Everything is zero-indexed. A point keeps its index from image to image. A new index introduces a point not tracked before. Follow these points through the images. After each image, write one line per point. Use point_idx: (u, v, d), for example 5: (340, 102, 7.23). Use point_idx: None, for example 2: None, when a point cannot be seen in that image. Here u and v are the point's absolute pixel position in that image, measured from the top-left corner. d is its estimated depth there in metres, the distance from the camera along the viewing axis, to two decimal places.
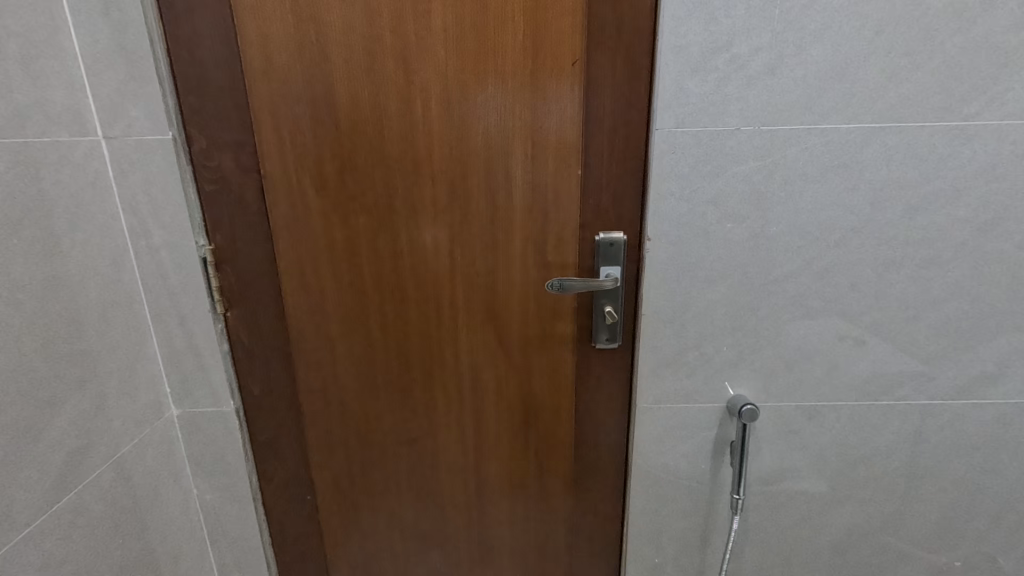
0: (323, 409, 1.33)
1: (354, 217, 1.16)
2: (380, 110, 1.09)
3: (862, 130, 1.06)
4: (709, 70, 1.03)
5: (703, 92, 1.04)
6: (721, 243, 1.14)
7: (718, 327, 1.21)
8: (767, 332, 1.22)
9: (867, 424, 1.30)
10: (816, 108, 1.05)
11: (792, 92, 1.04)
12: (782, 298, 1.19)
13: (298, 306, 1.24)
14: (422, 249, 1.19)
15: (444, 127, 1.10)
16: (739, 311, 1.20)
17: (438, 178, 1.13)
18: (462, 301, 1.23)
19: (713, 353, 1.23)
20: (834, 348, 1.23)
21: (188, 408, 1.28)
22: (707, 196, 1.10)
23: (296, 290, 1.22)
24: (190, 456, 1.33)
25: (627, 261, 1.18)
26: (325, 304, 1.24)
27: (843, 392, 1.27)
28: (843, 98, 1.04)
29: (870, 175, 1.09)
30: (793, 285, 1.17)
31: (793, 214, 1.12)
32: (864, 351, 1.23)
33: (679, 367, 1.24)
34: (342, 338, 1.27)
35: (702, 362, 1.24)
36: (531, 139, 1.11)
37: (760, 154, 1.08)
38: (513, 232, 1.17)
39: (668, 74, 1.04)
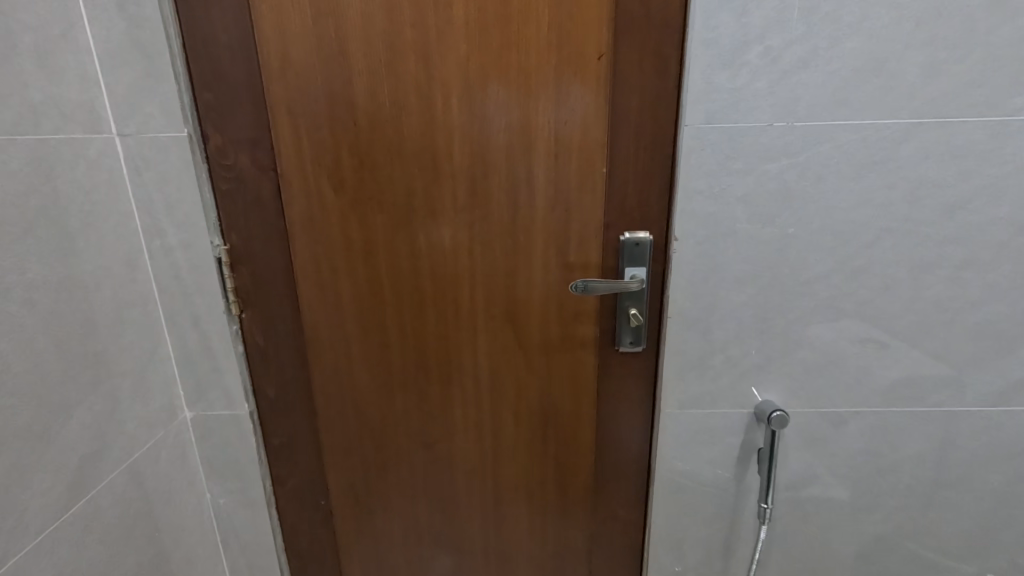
0: (339, 413, 1.30)
1: (372, 216, 1.13)
2: (399, 106, 1.06)
3: (901, 125, 1.02)
4: (740, 64, 1.00)
5: (734, 87, 1.01)
6: (751, 244, 1.10)
7: (746, 329, 1.17)
8: (796, 335, 1.18)
9: (899, 431, 1.25)
10: (853, 101, 1.01)
11: (827, 87, 1.00)
12: (813, 299, 1.14)
13: (313, 307, 1.21)
14: (441, 249, 1.16)
15: (464, 124, 1.07)
16: (767, 314, 1.16)
17: (458, 176, 1.10)
18: (481, 302, 1.20)
19: (740, 357, 1.19)
20: (866, 352, 1.18)
21: (201, 411, 1.26)
22: (737, 195, 1.06)
23: (312, 291, 1.20)
24: (204, 459, 1.31)
25: (653, 262, 1.14)
26: (342, 306, 1.21)
27: (875, 397, 1.22)
28: (880, 92, 1.00)
29: (907, 173, 1.04)
30: (824, 287, 1.13)
31: (825, 213, 1.07)
32: (898, 356, 1.18)
33: (705, 371, 1.21)
34: (358, 340, 1.24)
35: (728, 366, 1.20)
36: (555, 136, 1.08)
37: (793, 151, 1.04)
38: (535, 232, 1.14)
39: (698, 68, 1.00)
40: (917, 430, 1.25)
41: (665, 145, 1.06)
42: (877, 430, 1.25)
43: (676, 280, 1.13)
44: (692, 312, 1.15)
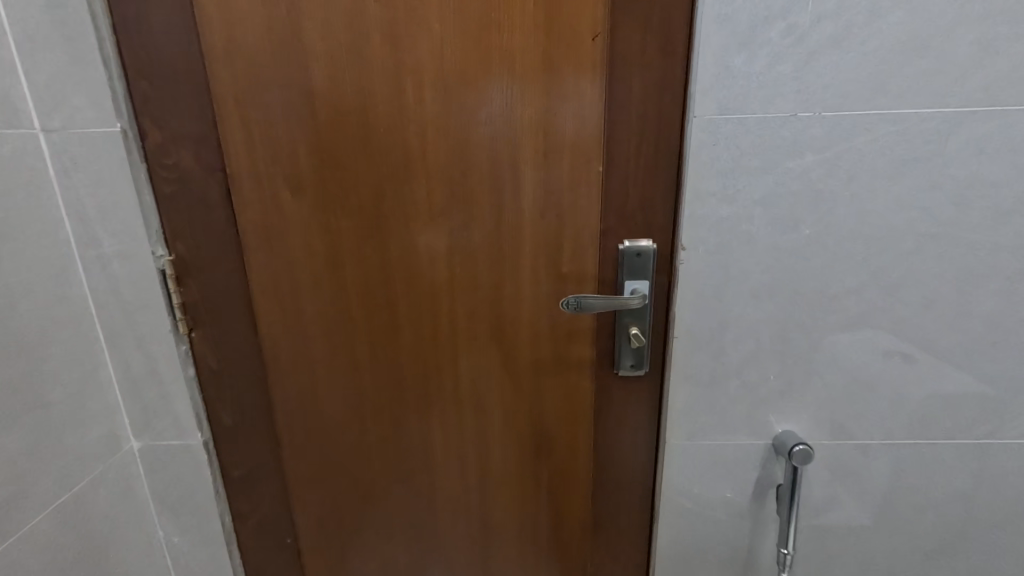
0: (304, 442, 1.16)
1: (336, 222, 0.99)
2: (364, 96, 0.92)
3: (947, 115, 0.87)
4: (759, 44, 0.85)
5: (752, 71, 0.86)
6: (770, 253, 0.95)
7: (764, 350, 1.02)
8: (821, 356, 1.03)
9: (940, 465, 1.10)
10: (892, 88, 0.86)
11: (861, 70, 0.86)
12: (842, 316, 1.00)
13: (273, 325, 1.07)
14: (415, 259, 1.01)
15: (440, 116, 0.93)
16: (789, 333, 1.01)
17: (434, 176, 0.96)
18: (463, 321, 1.05)
19: (757, 382, 1.05)
20: (901, 377, 1.03)
21: (150, 440, 1.13)
22: (754, 197, 0.92)
23: (271, 306, 1.06)
24: (155, 493, 1.17)
25: (657, 275, 0.99)
26: (305, 325, 1.07)
27: (911, 427, 1.07)
28: (924, 77, 0.85)
29: (954, 171, 0.89)
30: (855, 302, 0.98)
31: (857, 218, 0.93)
32: (939, 380, 1.03)
33: (716, 397, 1.06)
34: (324, 362, 1.10)
35: (744, 392, 1.06)
36: (544, 132, 0.93)
37: (820, 145, 0.89)
38: (522, 241, 1.00)
39: (710, 50, 0.86)
40: (962, 464, 1.09)
41: (671, 140, 0.92)
42: (914, 464, 1.10)
43: (684, 295, 0.98)
44: (702, 331, 1.01)
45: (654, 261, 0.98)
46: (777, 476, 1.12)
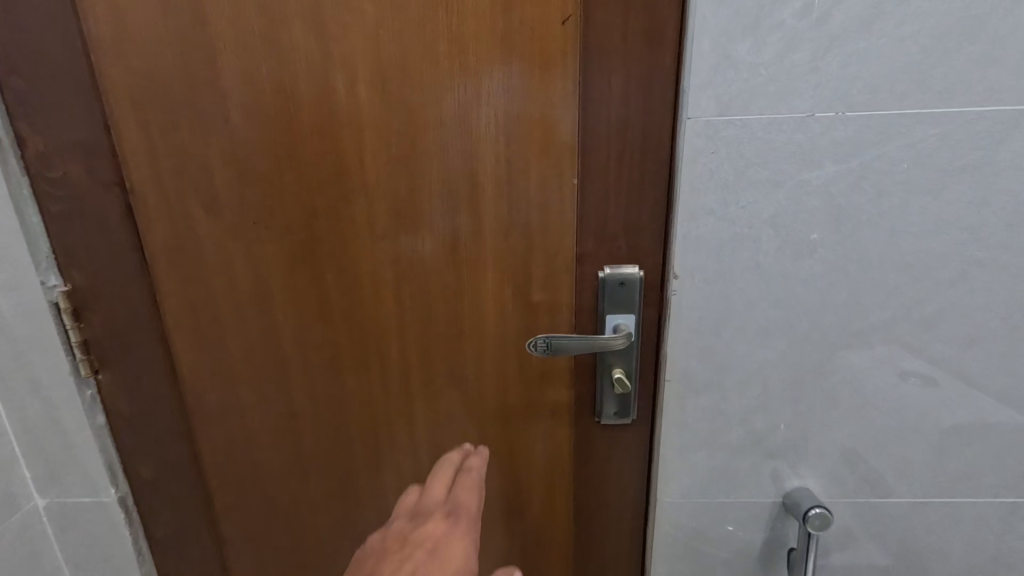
0: (239, 498, 1.00)
1: (261, 245, 0.83)
2: (286, 95, 0.75)
3: (1002, 116, 0.70)
4: (768, 28, 0.68)
5: (760, 62, 0.70)
6: (782, 283, 0.79)
7: (773, 396, 0.86)
8: (842, 403, 0.86)
9: (988, 530, 0.92)
10: (932, 82, 0.70)
11: (895, 60, 0.69)
12: (868, 356, 0.83)
13: (195, 365, 0.91)
14: (357, 289, 0.85)
15: (378, 118, 0.76)
16: (803, 376, 0.85)
17: (374, 190, 0.79)
18: (417, 361, 0.89)
19: (765, 431, 0.88)
20: (938, 427, 0.87)
21: (57, 497, 0.97)
22: (762, 215, 0.75)
23: (191, 344, 0.90)
24: (67, 557, 1.01)
25: (644, 307, 0.83)
26: (231, 364, 0.91)
27: (950, 485, 0.90)
28: (974, 68, 0.69)
29: (1009, 182, 0.73)
30: (883, 340, 0.82)
31: (888, 241, 0.76)
32: (983, 432, 0.86)
33: (717, 449, 0.90)
34: (257, 406, 0.94)
35: (749, 443, 0.89)
36: (507, 138, 0.77)
37: (843, 153, 0.73)
38: (485, 268, 0.83)
39: (707, 36, 0.69)
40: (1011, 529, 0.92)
41: (660, 146, 0.75)
42: (955, 527, 0.92)
43: (677, 332, 0.82)
44: (700, 375, 0.85)
45: (640, 291, 0.82)
46: (790, 539, 0.95)
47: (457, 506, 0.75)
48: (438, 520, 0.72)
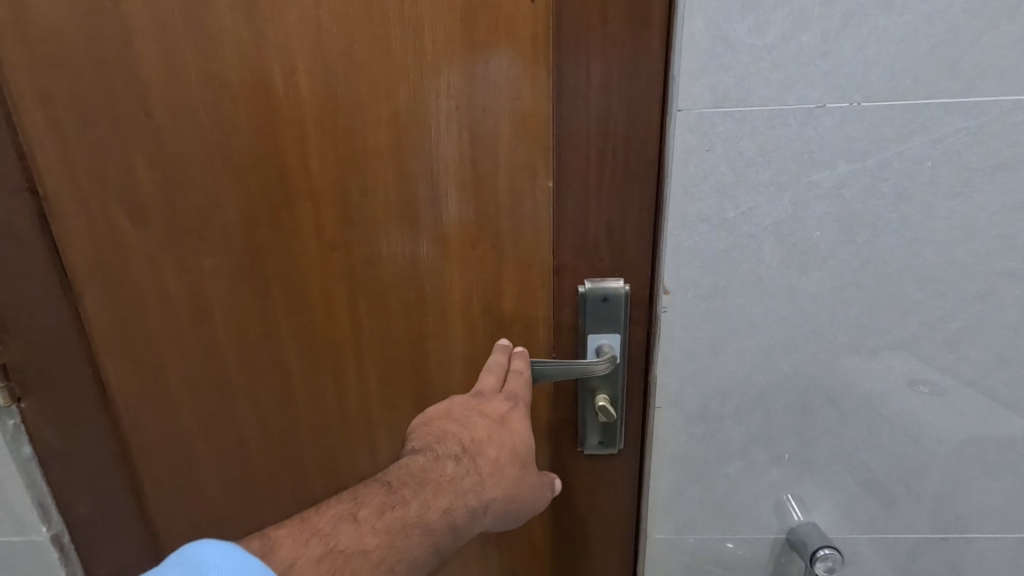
0: (187, 533, 0.91)
1: (196, 258, 0.73)
2: (215, 85, 0.65)
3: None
4: (772, 4, 0.58)
5: (762, 44, 0.59)
6: (786, 299, 0.69)
7: (776, 424, 0.76)
8: (854, 432, 0.77)
9: (1013, 567, 0.83)
10: (963, 68, 0.60)
11: (919, 43, 0.59)
12: (882, 379, 0.74)
13: (129, 391, 0.81)
14: (306, 306, 0.75)
15: (322, 112, 0.66)
16: (809, 403, 0.75)
17: (321, 195, 0.69)
18: (377, 387, 0.79)
19: (766, 463, 0.79)
20: (961, 456, 0.77)
21: None
22: (764, 222, 0.66)
23: (123, 368, 0.80)
24: None
25: (631, 327, 0.73)
26: (169, 391, 0.81)
27: (972, 521, 0.80)
28: (1013, 51, 0.59)
29: None
30: (900, 361, 0.72)
31: (908, 251, 0.66)
32: (1010, 462, 0.77)
33: (713, 484, 0.80)
34: (200, 437, 0.84)
35: (748, 476, 0.80)
36: (472, 134, 0.67)
37: (857, 150, 0.63)
38: (450, 283, 0.73)
39: (701, 14, 0.59)
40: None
41: (647, 143, 0.65)
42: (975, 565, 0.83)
43: (668, 354, 0.72)
44: (694, 401, 0.75)
45: (627, 309, 0.71)
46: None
47: (513, 391, 0.68)
48: (499, 399, 0.67)
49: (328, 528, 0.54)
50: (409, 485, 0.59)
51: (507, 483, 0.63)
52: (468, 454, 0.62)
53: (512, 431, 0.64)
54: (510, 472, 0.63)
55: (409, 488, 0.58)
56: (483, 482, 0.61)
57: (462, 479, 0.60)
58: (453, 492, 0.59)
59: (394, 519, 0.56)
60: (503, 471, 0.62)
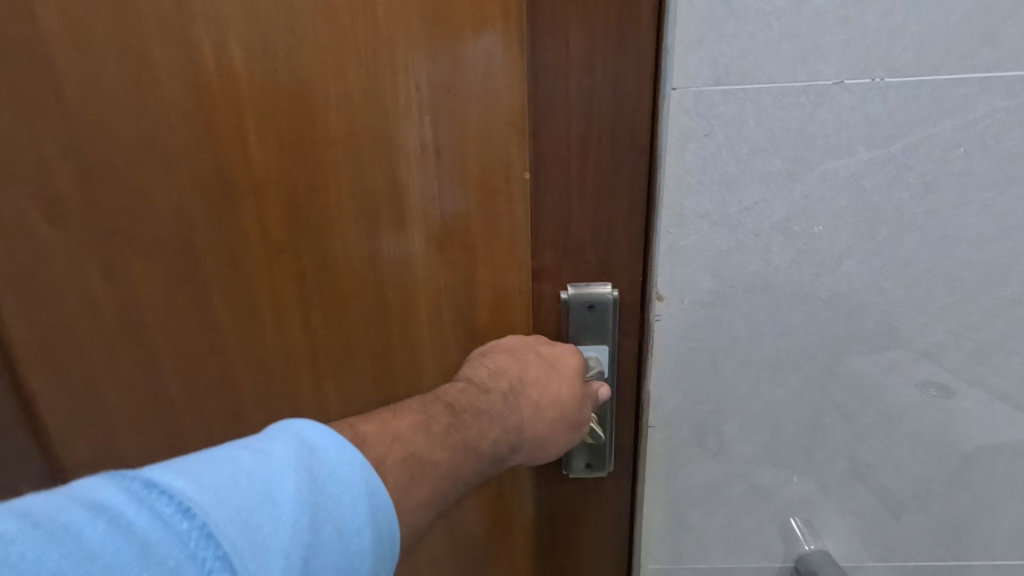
0: None
1: (125, 263, 0.64)
2: (135, 64, 0.56)
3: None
4: None
5: (769, 11, 0.51)
6: (796, 306, 0.61)
7: (784, 445, 0.68)
8: (872, 456, 0.68)
9: None
10: (1004, 37, 0.51)
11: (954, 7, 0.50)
12: (905, 397, 0.65)
13: (60, 412, 0.73)
14: (254, 317, 0.66)
15: (262, 94, 0.57)
16: (822, 422, 0.66)
17: (266, 190, 0.60)
18: (335, 407, 0.70)
19: (774, 488, 0.70)
20: (994, 482, 0.68)
21: None
22: (771, 218, 0.57)
23: (51, 386, 0.71)
24: None
25: (621, 337, 0.64)
26: (104, 412, 0.72)
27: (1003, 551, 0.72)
28: None
29: None
30: (927, 377, 0.63)
31: (936, 251, 0.58)
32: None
33: (715, 508, 0.71)
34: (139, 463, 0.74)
35: (754, 501, 0.71)
36: (436, 119, 0.58)
37: (879, 134, 0.54)
38: (416, 290, 0.65)
39: None
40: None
41: (637, 128, 0.56)
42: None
43: (662, 367, 0.64)
44: (691, 419, 0.67)
45: (616, 317, 0.63)
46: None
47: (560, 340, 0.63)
48: (546, 341, 0.62)
49: (405, 434, 0.50)
50: (467, 411, 0.55)
51: (564, 420, 0.59)
52: (514, 392, 0.57)
53: (574, 367, 0.59)
54: (547, 417, 0.58)
55: (468, 414, 0.54)
56: (539, 414, 0.58)
57: (518, 412, 0.57)
58: (506, 420, 0.56)
59: (463, 437, 0.53)
60: (541, 415, 0.58)
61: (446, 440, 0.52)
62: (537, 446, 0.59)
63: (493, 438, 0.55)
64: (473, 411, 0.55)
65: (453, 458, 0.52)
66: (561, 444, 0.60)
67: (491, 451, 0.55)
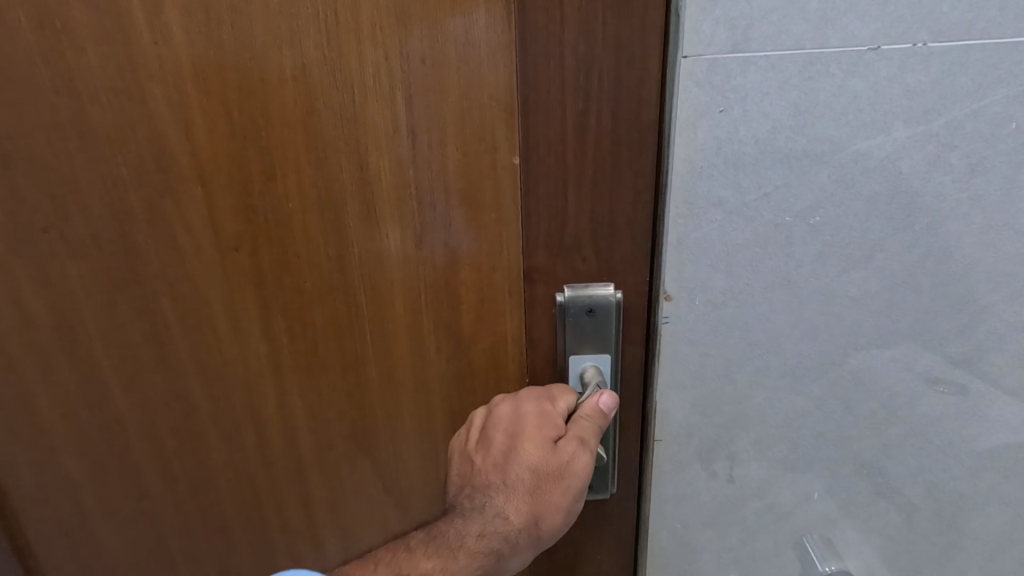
0: None
1: (56, 265, 0.56)
2: (52, 32, 0.48)
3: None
4: None
5: None
6: (821, 309, 0.53)
7: (805, 466, 0.59)
8: (900, 472, 0.58)
9: None
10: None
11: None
12: (938, 414, 0.56)
13: None
14: (208, 325, 0.58)
15: (205, 68, 0.49)
16: (849, 435, 0.57)
17: (214, 179, 0.53)
18: (305, 425, 0.63)
19: (792, 508, 0.61)
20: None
21: None
22: (793, 207, 0.49)
23: None
24: None
25: (625, 345, 0.56)
26: (40, 433, 0.63)
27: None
28: None
29: None
30: (971, 391, 0.54)
31: (982, 243, 0.49)
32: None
33: (727, 529, 0.63)
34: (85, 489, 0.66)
35: (768, 522, 0.63)
36: (409, 95, 0.50)
37: (923, 109, 0.45)
38: (391, 292, 0.57)
39: None
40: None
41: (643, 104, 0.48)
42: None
43: (669, 376, 0.56)
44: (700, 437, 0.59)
45: (620, 323, 0.55)
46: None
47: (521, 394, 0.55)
48: (505, 399, 0.55)
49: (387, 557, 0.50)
50: (420, 536, 0.51)
51: (553, 485, 0.50)
52: (476, 489, 0.52)
53: (536, 424, 0.52)
54: (524, 486, 0.50)
55: (419, 540, 0.51)
56: (518, 490, 0.50)
57: (492, 495, 0.51)
58: (485, 512, 0.51)
59: (444, 543, 0.50)
60: (515, 487, 0.50)
61: (427, 549, 0.50)
62: (542, 518, 0.51)
63: (479, 534, 0.50)
64: (448, 516, 0.52)
65: (442, 566, 0.49)
66: (567, 508, 0.51)
67: (483, 550, 0.49)
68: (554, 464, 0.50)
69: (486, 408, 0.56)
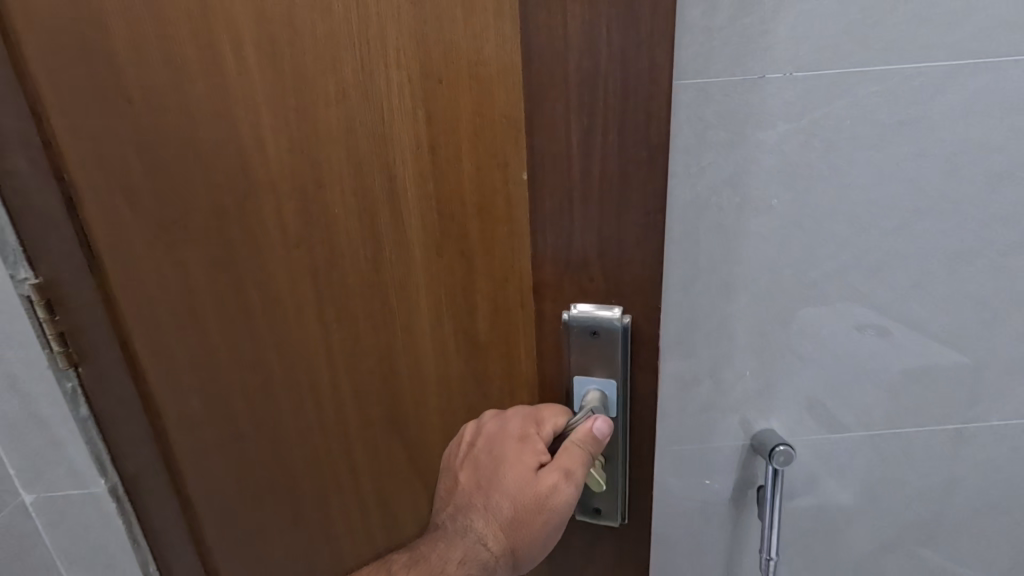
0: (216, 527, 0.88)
1: (183, 248, 0.71)
2: (178, 69, 0.61)
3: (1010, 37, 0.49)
4: None
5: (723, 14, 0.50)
6: (740, 262, 0.58)
7: (725, 401, 0.64)
8: (824, 391, 0.63)
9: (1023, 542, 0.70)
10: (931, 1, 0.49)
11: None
12: (823, 348, 0.61)
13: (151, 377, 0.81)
14: (278, 306, 0.69)
15: (273, 93, 0.58)
16: (761, 367, 0.62)
17: (281, 186, 0.62)
18: (351, 401, 0.71)
19: (716, 426, 0.65)
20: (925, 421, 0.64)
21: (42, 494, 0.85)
22: (702, 183, 0.55)
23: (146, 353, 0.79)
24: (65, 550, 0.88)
25: (634, 371, 0.54)
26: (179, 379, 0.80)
27: (965, 504, 0.68)
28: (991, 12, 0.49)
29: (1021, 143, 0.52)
30: (855, 317, 0.59)
31: (852, 205, 0.55)
32: (985, 435, 0.64)
33: (692, 450, 0.66)
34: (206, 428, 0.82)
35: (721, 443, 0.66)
36: (429, 113, 0.53)
37: (804, 105, 0.52)
38: (417, 293, 0.61)
39: None
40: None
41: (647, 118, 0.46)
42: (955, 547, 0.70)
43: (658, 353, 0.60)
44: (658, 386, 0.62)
45: (627, 349, 0.53)
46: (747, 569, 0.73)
47: (504, 416, 0.56)
48: (490, 419, 0.57)
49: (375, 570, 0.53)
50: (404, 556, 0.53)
51: (531, 516, 0.51)
52: (460, 511, 0.54)
53: (517, 449, 0.53)
54: (504, 514, 0.52)
55: (403, 560, 0.52)
56: (497, 516, 0.52)
57: (474, 518, 0.53)
58: (467, 536, 0.52)
59: (428, 567, 0.51)
60: (496, 512, 0.52)
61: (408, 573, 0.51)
62: (518, 547, 0.52)
63: (460, 560, 0.51)
64: (432, 537, 0.54)
65: None
66: (543, 539, 0.52)
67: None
68: (532, 493, 0.51)
69: (474, 424, 0.58)
